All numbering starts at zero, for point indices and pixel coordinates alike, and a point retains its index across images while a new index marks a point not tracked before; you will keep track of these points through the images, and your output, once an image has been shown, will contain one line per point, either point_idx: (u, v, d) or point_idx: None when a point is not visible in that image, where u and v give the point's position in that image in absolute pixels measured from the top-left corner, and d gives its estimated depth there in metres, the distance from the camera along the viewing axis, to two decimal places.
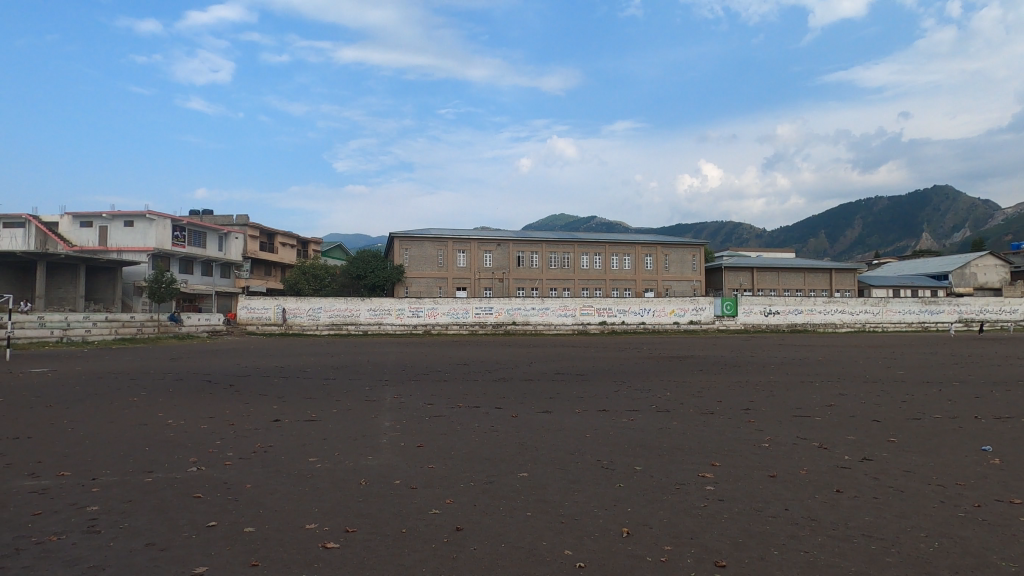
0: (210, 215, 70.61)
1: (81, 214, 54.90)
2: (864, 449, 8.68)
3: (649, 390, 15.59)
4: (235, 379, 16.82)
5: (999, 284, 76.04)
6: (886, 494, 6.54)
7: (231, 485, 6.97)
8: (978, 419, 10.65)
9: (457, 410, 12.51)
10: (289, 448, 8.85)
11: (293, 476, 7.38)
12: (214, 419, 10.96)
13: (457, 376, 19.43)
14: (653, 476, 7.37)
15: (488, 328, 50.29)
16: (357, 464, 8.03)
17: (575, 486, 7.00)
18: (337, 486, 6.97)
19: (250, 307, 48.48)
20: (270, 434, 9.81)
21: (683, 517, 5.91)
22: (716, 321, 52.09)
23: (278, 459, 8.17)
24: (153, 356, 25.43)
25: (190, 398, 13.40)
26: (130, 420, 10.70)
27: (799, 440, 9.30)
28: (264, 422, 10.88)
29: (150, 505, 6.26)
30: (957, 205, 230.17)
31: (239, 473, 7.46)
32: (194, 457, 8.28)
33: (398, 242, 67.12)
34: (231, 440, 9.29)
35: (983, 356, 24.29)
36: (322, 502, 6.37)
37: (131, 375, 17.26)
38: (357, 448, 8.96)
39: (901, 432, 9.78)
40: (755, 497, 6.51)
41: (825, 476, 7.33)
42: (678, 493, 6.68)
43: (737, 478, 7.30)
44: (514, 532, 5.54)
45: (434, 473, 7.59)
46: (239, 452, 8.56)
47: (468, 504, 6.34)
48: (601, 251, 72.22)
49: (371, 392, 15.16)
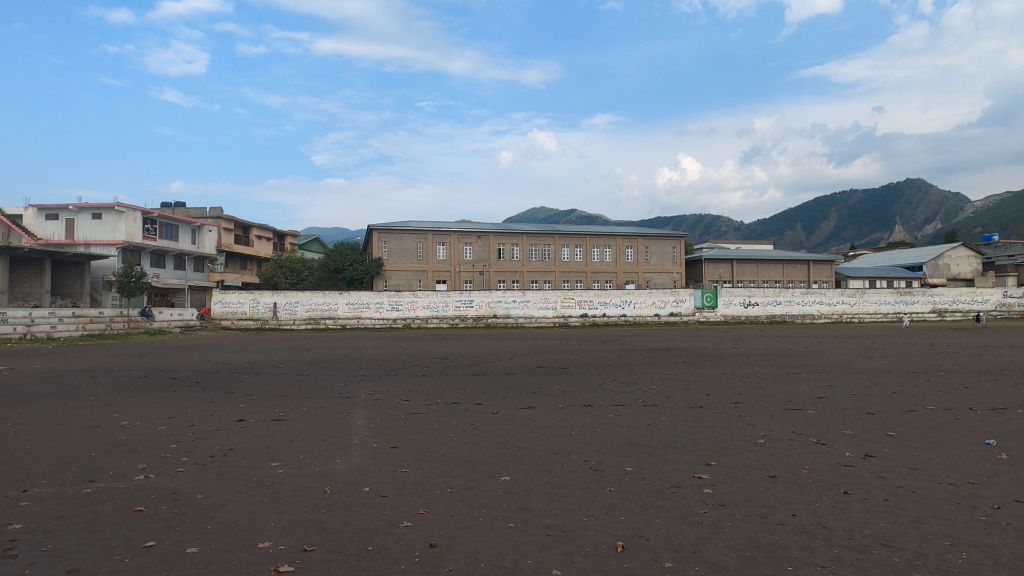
0: (182, 208, 69.05)
1: (46, 206, 53.17)
2: (863, 444, 8.47)
3: (633, 384, 15.34)
4: (203, 377, 16.19)
5: (971, 275, 77.52)
6: (897, 496, 6.29)
7: (181, 496, 6.49)
8: (973, 411, 10.54)
9: (435, 408, 12.09)
10: (252, 452, 8.37)
11: (254, 484, 6.91)
12: (173, 420, 10.45)
13: (437, 371, 19.06)
14: (646, 480, 7.04)
15: (468, 321, 49.87)
16: (325, 469, 7.60)
17: (561, 491, 6.68)
18: (301, 496, 6.54)
19: (225, 301, 47.39)
20: (233, 436, 9.33)
21: (681, 526, 5.61)
22: (696, 313, 52.34)
23: (238, 465, 7.70)
24: (122, 352, 24.65)
25: (153, 396, 12.84)
26: (81, 422, 10.13)
27: (794, 436, 9.05)
28: (228, 422, 10.37)
29: (85, 521, 5.76)
30: (928, 198, 234.77)
31: (191, 482, 6.98)
32: (144, 463, 7.76)
33: (377, 234, 66.34)
34: (188, 443, 8.78)
35: (962, 346, 24.50)
36: (282, 515, 5.94)
37: (93, 373, 16.52)
38: (326, 450, 8.55)
39: (899, 425, 9.59)
40: (758, 502, 6.21)
41: (829, 475, 7.07)
42: (673, 498, 6.38)
43: (735, 479, 7.01)
44: (496, 548, 5.16)
45: (409, 478, 7.17)
46: (194, 457, 8.05)
47: (444, 515, 5.95)
48: (581, 244, 72.09)
49: (344, 388, 14.68)
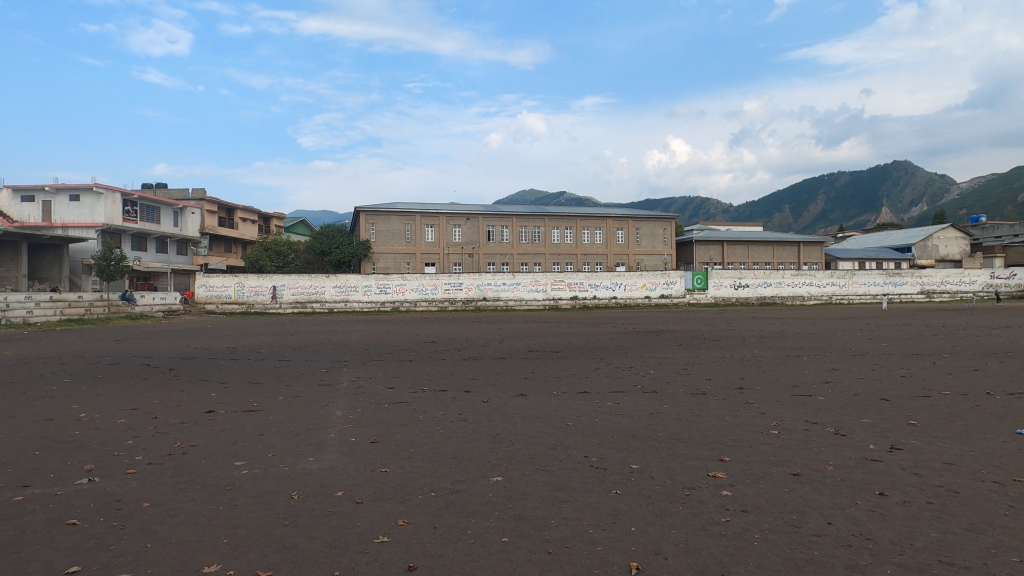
0: (164, 191, 67.61)
1: (20, 188, 51.63)
2: (886, 434, 8.09)
3: (630, 369, 14.95)
4: (178, 363, 15.54)
5: (959, 256, 77.99)
6: (940, 498, 5.89)
7: (124, 505, 5.96)
8: (991, 396, 10.22)
9: (421, 396, 11.60)
10: (215, 449, 7.85)
11: (210, 490, 6.38)
12: (135, 411, 9.91)
13: (424, 355, 18.55)
14: (654, 480, 6.61)
15: (458, 304, 49.33)
16: (296, 469, 7.10)
17: (559, 494, 6.23)
18: (265, 504, 6.01)
19: (209, 285, 46.53)
20: (196, 430, 8.80)
21: (701, 539, 5.17)
22: (687, 295, 52.15)
23: (197, 465, 7.17)
24: (98, 337, 23.88)
25: (120, 385, 12.30)
26: (35, 415, 9.55)
27: (810, 426, 8.65)
28: (194, 414, 9.85)
29: (10, 538, 5.23)
30: (915, 179, 236.26)
31: (140, 486, 6.47)
32: (90, 463, 7.22)
33: (365, 216, 65.41)
34: (146, 440, 8.23)
35: (957, 326, 24.41)
36: (237, 529, 5.42)
37: (62, 360, 15.81)
38: (300, 446, 8.05)
39: (916, 412, 9.27)
40: (784, 507, 5.79)
41: (859, 473, 6.67)
42: (689, 502, 5.95)
43: (754, 479, 6.59)
44: (490, 570, 4.68)
45: (389, 480, 6.69)
46: (149, 456, 7.53)
47: (428, 526, 5.49)
48: (571, 226, 71.55)
49: (326, 375, 14.20)
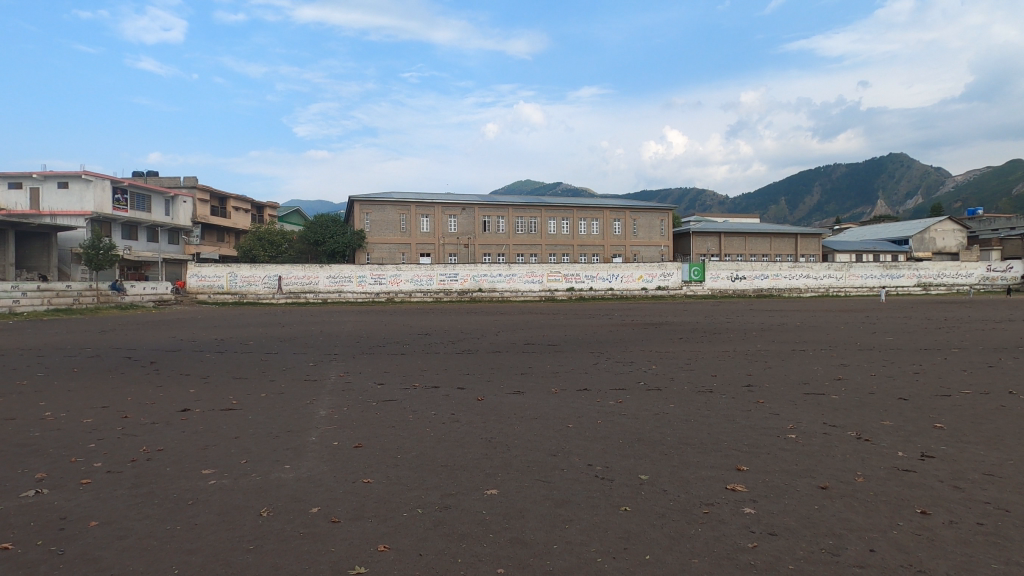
0: (155, 180, 66.75)
1: (8, 174, 50.71)
2: (913, 440, 7.74)
3: (630, 364, 14.58)
4: (159, 357, 15.06)
5: (956, 250, 77.91)
6: (992, 518, 5.53)
7: (69, 524, 5.56)
8: (1010, 395, 9.91)
9: (413, 393, 11.19)
10: (180, 455, 7.44)
11: (171, 506, 5.98)
12: (104, 410, 9.51)
13: (418, 349, 18.12)
14: (667, 494, 6.24)
15: (453, 295, 48.88)
16: (273, 479, 6.71)
17: (561, 512, 5.86)
18: (235, 524, 5.59)
19: (200, 274, 45.88)
20: (167, 431, 8.40)
21: (727, 570, 4.79)
22: (683, 287, 51.80)
23: (161, 474, 6.78)
24: (85, 328, 23.29)
25: (95, 380, 11.87)
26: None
27: (829, 430, 8.29)
28: (167, 413, 9.45)
29: None
30: (911, 172, 236.22)
31: (93, 500, 6.07)
32: (42, 471, 6.80)
33: (360, 206, 64.82)
34: (110, 443, 7.83)
35: (960, 320, 24.12)
36: (195, 557, 5.00)
37: (41, 353, 15.35)
38: (279, 452, 7.62)
39: (940, 413, 8.93)
40: (816, 529, 5.43)
41: (893, 486, 6.33)
42: (709, 524, 5.58)
43: (778, 493, 6.23)
44: None
45: (373, 494, 6.29)
46: (110, 462, 7.14)
47: (414, 552, 5.10)
48: (568, 216, 71.00)
49: (313, 370, 13.77)
